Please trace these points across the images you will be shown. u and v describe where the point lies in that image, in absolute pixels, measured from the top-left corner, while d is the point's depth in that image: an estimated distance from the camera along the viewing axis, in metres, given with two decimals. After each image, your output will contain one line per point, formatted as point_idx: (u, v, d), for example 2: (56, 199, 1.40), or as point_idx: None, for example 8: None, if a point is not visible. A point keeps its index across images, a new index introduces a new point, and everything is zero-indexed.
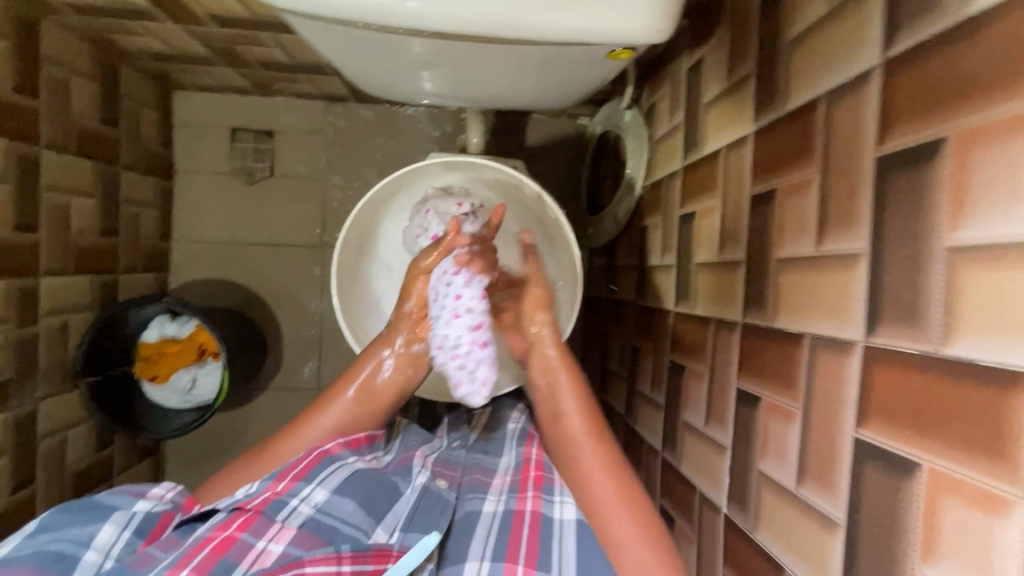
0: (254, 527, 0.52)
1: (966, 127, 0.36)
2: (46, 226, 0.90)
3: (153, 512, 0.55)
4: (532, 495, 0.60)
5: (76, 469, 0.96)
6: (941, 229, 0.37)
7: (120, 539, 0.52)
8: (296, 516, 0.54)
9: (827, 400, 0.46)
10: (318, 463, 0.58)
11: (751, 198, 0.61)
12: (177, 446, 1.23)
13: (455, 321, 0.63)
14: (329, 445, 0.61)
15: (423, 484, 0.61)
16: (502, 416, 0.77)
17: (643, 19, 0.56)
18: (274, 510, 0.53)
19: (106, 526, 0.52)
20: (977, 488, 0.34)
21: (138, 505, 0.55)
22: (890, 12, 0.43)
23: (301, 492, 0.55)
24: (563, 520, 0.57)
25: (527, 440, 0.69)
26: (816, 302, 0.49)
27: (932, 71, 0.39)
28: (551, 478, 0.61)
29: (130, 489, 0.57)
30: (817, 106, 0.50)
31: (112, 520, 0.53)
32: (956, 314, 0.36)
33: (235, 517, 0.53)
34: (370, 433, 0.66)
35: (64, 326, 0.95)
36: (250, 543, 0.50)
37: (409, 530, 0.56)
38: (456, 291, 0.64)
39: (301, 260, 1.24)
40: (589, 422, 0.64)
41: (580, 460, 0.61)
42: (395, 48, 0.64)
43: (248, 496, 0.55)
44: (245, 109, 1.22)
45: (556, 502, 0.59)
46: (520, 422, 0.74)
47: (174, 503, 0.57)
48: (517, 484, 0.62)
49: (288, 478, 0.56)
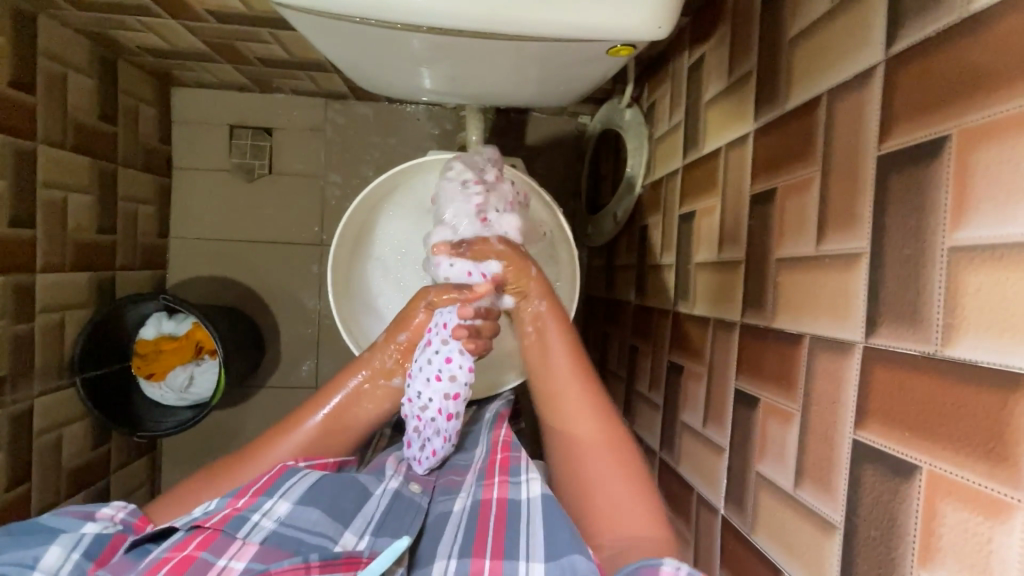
0: (214, 545, 0.51)
1: (970, 124, 0.35)
2: (42, 223, 0.90)
3: (103, 533, 0.53)
4: (499, 480, 0.61)
5: (71, 467, 0.96)
6: (944, 228, 0.36)
7: (69, 561, 0.50)
8: (258, 532, 0.53)
9: (826, 402, 0.46)
10: (281, 476, 0.57)
11: (751, 197, 0.60)
12: (173, 444, 1.23)
13: (431, 386, 0.62)
14: (290, 462, 0.60)
15: (393, 489, 0.60)
16: (483, 408, 0.80)
17: (643, 16, 0.56)
18: (234, 527, 0.53)
19: (52, 549, 0.50)
20: (978, 491, 0.33)
21: (87, 526, 0.53)
22: (892, 9, 0.42)
23: (262, 506, 0.55)
24: (529, 497, 0.57)
25: (498, 424, 0.71)
26: (815, 302, 0.48)
27: (934, 68, 0.38)
28: (516, 460, 0.63)
29: (78, 510, 0.55)
30: (818, 105, 0.50)
31: (59, 541, 0.51)
32: (958, 314, 0.35)
33: (194, 535, 0.52)
34: (337, 460, 0.65)
35: (61, 323, 0.94)
36: (209, 562, 0.50)
37: (379, 535, 0.55)
38: (444, 354, 0.62)
39: (300, 258, 1.23)
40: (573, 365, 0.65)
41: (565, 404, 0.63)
42: (393, 43, 0.63)
43: (206, 514, 0.54)
44: (244, 106, 1.21)
45: (522, 482, 0.60)
46: (494, 411, 0.76)
47: (125, 524, 0.55)
48: (485, 471, 0.63)
49: (248, 493, 0.55)
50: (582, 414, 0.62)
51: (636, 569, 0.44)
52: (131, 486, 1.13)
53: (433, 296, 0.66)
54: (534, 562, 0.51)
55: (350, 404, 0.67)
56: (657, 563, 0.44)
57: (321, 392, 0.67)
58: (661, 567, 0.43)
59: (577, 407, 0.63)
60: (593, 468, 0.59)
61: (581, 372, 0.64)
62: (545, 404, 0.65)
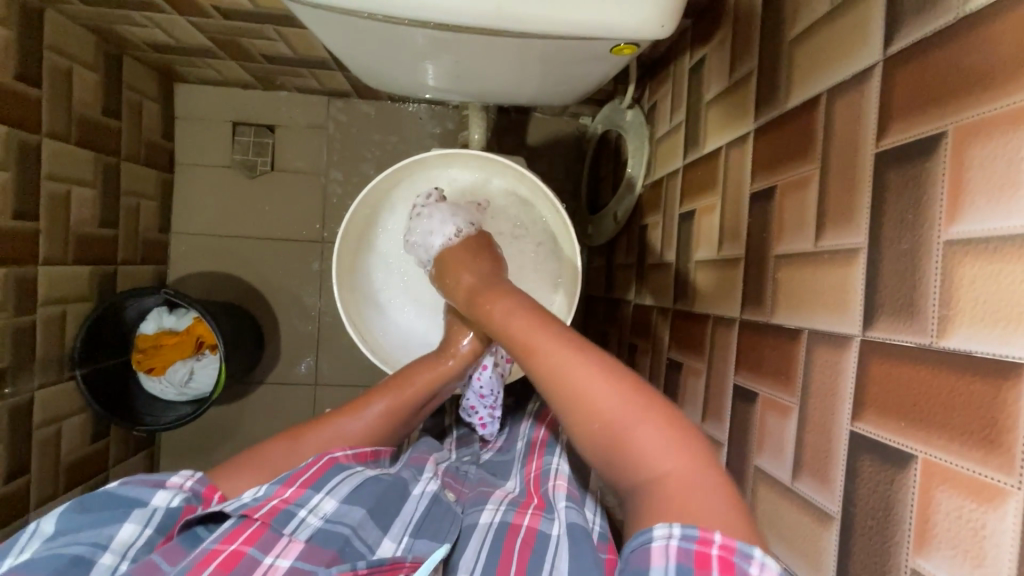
0: (261, 541, 0.50)
1: (965, 121, 0.36)
2: (45, 217, 0.90)
3: (173, 507, 0.52)
4: (532, 512, 0.58)
5: (70, 460, 0.95)
6: (938, 224, 0.37)
7: (143, 537, 0.50)
8: (304, 528, 0.52)
9: (823, 396, 0.47)
10: (328, 471, 0.56)
11: (750, 195, 0.61)
12: (171, 439, 1.22)
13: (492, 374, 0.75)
14: (337, 453, 0.59)
15: (432, 491, 0.59)
16: (515, 433, 0.76)
17: (648, 14, 0.57)
18: (282, 522, 0.51)
19: (126, 526, 0.50)
20: (971, 478, 0.34)
21: (158, 498, 0.52)
22: (890, 10, 0.43)
23: (309, 501, 0.53)
24: (559, 534, 0.55)
25: (531, 456, 0.69)
26: (814, 298, 0.49)
27: (929, 68, 0.39)
28: (549, 490, 0.60)
29: (147, 478, 0.54)
30: (818, 104, 0.51)
31: (133, 519, 0.51)
32: (953, 306, 0.36)
33: (243, 527, 0.51)
34: (376, 448, 0.63)
35: (62, 316, 0.94)
36: (256, 559, 0.48)
37: (417, 537, 0.54)
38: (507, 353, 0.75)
39: (301, 255, 1.24)
40: (534, 316, 0.56)
41: (543, 351, 0.52)
42: (399, 39, 0.64)
43: (256, 501, 0.53)
44: (248, 103, 1.22)
45: (556, 518, 0.57)
46: (526, 437, 0.72)
47: (194, 493, 0.54)
48: (520, 501, 0.60)
49: (296, 485, 0.54)
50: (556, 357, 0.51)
51: (630, 551, 0.39)
52: None
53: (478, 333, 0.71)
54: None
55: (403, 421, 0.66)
56: (647, 539, 0.39)
57: (369, 395, 0.65)
58: (652, 544, 0.38)
59: (555, 358, 0.51)
60: (601, 416, 0.47)
61: (545, 322, 0.55)
62: (522, 358, 0.54)
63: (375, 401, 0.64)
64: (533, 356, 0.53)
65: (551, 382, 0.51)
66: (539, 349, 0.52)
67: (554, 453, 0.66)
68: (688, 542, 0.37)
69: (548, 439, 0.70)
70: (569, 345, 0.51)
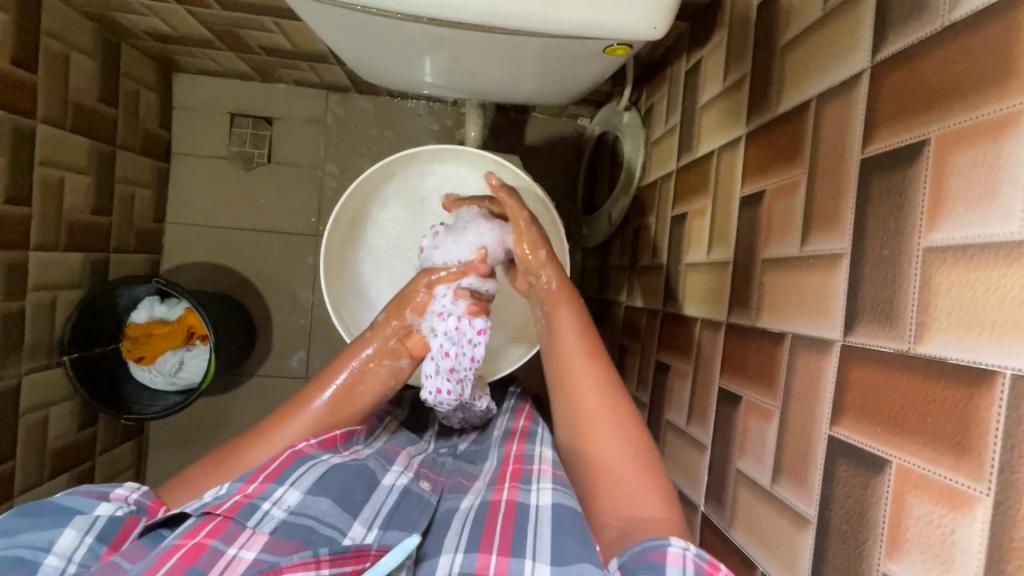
0: (224, 533, 0.49)
1: (948, 130, 0.36)
2: (39, 202, 0.90)
3: (117, 515, 0.52)
4: (509, 485, 0.58)
5: (57, 447, 0.95)
6: (919, 230, 0.38)
7: (82, 544, 0.50)
8: (268, 521, 0.51)
9: (805, 399, 0.47)
10: (291, 463, 0.56)
11: (741, 199, 0.61)
12: (160, 429, 1.22)
13: (452, 392, 0.67)
14: (301, 445, 0.59)
15: (403, 485, 0.59)
16: (490, 427, 0.76)
17: (641, 16, 0.57)
18: (245, 515, 0.51)
19: (66, 531, 0.50)
20: (942, 484, 0.34)
21: (101, 508, 0.52)
22: (878, 19, 0.43)
23: (273, 494, 0.53)
24: (537, 505, 0.54)
25: (510, 439, 0.69)
26: (798, 302, 0.49)
27: (914, 76, 0.39)
28: (530, 470, 0.60)
29: (92, 491, 0.54)
30: (807, 109, 0.51)
31: (73, 524, 0.50)
32: (930, 312, 0.36)
33: (205, 522, 0.50)
34: (347, 430, 0.64)
35: (51, 302, 0.94)
36: (220, 549, 0.48)
37: (387, 529, 0.54)
38: (438, 384, 0.67)
39: (295, 248, 1.23)
40: (591, 357, 0.61)
41: (583, 399, 0.58)
42: (394, 33, 0.64)
43: (217, 499, 0.53)
44: (245, 94, 1.22)
45: (532, 490, 0.56)
46: (505, 428, 0.72)
47: (139, 506, 0.55)
48: (496, 478, 0.61)
49: (259, 480, 0.54)
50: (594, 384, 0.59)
51: (643, 548, 0.43)
52: (116, 469, 1.12)
53: (434, 276, 0.69)
54: (541, 561, 0.48)
55: (355, 381, 0.65)
56: (663, 543, 0.43)
57: (325, 371, 0.65)
58: (668, 547, 0.43)
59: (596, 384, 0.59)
60: (609, 445, 0.55)
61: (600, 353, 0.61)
62: (564, 399, 0.60)
63: (329, 381, 0.65)
64: (575, 400, 0.59)
65: (581, 402, 0.58)
66: (583, 395, 0.59)
67: (536, 441, 0.65)
68: (701, 560, 0.42)
69: (528, 429, 0.69)
70: (609, 399, 0.58)
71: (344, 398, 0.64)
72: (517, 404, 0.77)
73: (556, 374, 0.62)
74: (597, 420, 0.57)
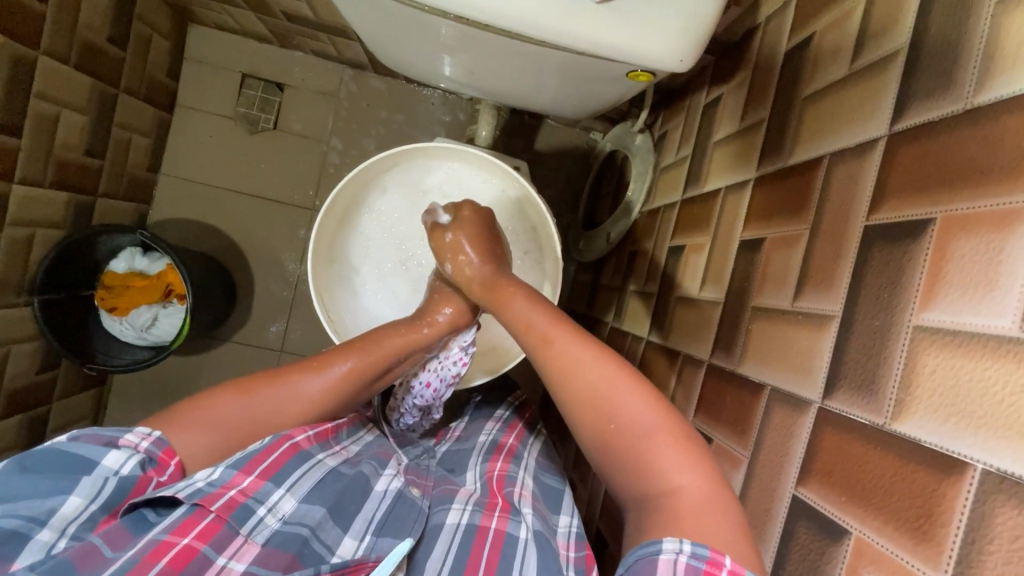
0: (216, 539, 0.46)
1: (954, 213, 0.36)
2: (29, 135, 0.88)
3: (130, 474, 0.47)
4: (498, 514, 0.57)
5: (13, 387, 0.92)
6: (912, 307, 0.38)
7: (85, 511, 0.45)
8: (262, 530, 0.49)
9: (773, 455, 0.47)
10: (289, 461, 0.54)
11: (740, 242, 0.61)
12: (124, 382, 1.20)
13: (435, 392, 0.71)
14: (299, 438, 0.56)
15: (397, 489, 0.57)
16: (477, 427, 0.74)
17: (672, 45, 0.56)
18: (239, 519, 0.48)
19: (70, 497, 0.45)
20: (899, 565, 0.35)
21: (112, 459, 0.47)
22: (900, 89, 0.43)
23: (269, 498, 0.50)
24: (528, 539, 0.55)
25: (494, 455, 0.67)
26: (781, 356, 0.49)
27: (930, 153, 0.39)
28: (513, 496, 0.60)
29: (98, 436, 0.49)
30: (819, 165, 0.50)
31: (80, 489, 0.45)
32: (911, 391, 0.36)
33: (196, 518, 0.47)
34: (336, 424, 0.62)
35: (29, 239, 0.91)
36: (210, 559, 0.45)
37: (380, 535, 0.53)
38: (429, 381, 0.70)
39: (288, 218, 1.21)
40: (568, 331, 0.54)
41: (572, 376, 0.52)
42: (418, 23, 0.63)
43: (211, 488, 0.49)
44: (259, 56, 1.19)
45: (522, 522, 0.56)
46: (491, 439, 0.71)
47: (149, 457, 0.50)
48: (484, 502, 0.59)
49: (255, 474, 0.51)
50: (579, 359, 0.52)
51: (636, 560, 0.42)
52: (73, 416, 1.10)
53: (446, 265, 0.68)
54: None
55: (391, 365, 0.64)
56: (655, 551, 0.41)
57: (354, 346, 0.62)
58: (660, 556, 0.40)
59: (580, 358, 0.52)
60: (624, 419, 0.49)
61: (567, 321, 0.55)
62: (554, 384, 0.53)
63: (344, 359, 0.60)
64: (569, 385, 0.52)
65: (569, 383, 0.52)
66: (576, 379, 0.51)
67: (520, 465, 0.66)
68: (699, 561, 0.39)
69: (515, 448, 0.69)
70: (607, 375, 0.51)
71: (364, 379, 0.61)
72: (509, 418, 0.76)
73: (548, 367, 0.54)
74: (598, 396, 0.50)
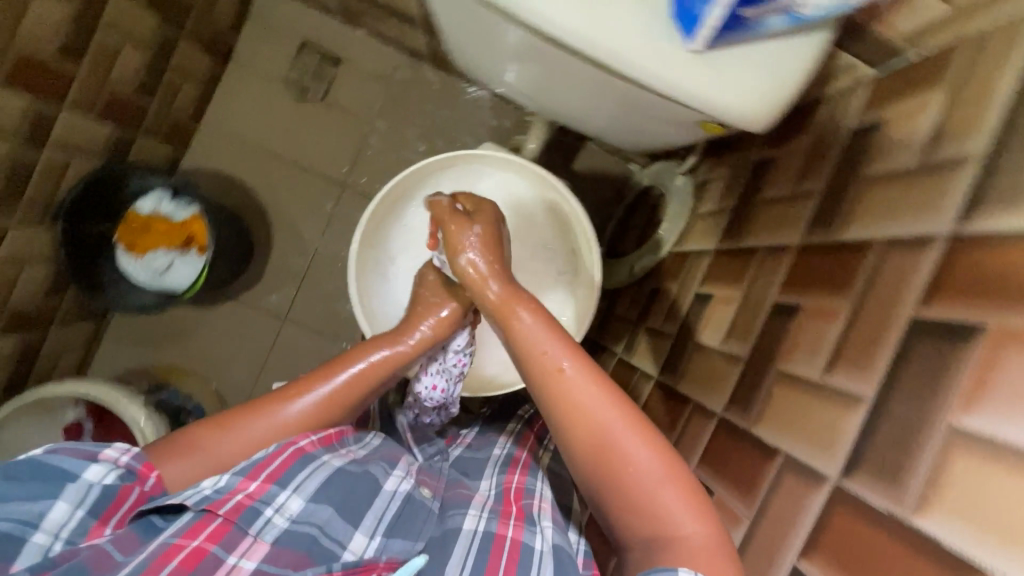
0: (225, 539, 0.48)
1: (1008, 326, 0.37)
2: (87, 63, 0.88)
3: (111, 486, 0.48)
4: (514, 523, 0.56)
5: (18, 306, 0.92)
6: (951, 407, 0.38)
7: (73, 518, 0.46)
8: (270, 529, 0.50)
9: (779, 521, 0.48)
10: (293, 464, 0.54)
11: (773, 304, 0.61)
12: (124, 321, 1.19)
13: (444, 391, 0.72)
14: (303, 442, 0.56)
15: (406, 491, 0.58)
16: (489, 440, 0.74)
17: (747, 103, 0.57)
18: (247, 521, 0.49)
19: (58, 504, 0.46)
20: None
21: (92, 472, 0.48)
22: (969, 193, 0.44)
23: (275, 500, 0.51)
24: (547, 550, 0.53)
25: (511, 468, 0.66)
26: (802, 425, 0.49)
27: (991, 263, 0.40)
28: (531, 507, 0.59)
29: (79, 449, 0.49)
30: (870, 248, 0.51)
31: (67, 496, 0.47)
32: (939, 490, 0.37)
33: (205, 521, 0.49)
34: (341, 430, 0.61)
35: (63, 167, 0.92)
36: (220, 558, 0.47)
37: (390, 537, 0.53)
38: (432, 382, 0.70)
39: (318, 190, 1.21)
40: (583, 367, 0.53)
41: (585, 416, 0.51)
42: (499, 31, 0.63)
43: (218, 494, 0.50)
44: (321, 27, 1.20)
45: (538, 533, 0.55)
46: (506, 450, 0.71)
47: (130, 469, 0.50)
48: (499, 510, 0.58)
49: (260, 478, 0.52)
50: (592, 400, 0.51)
51: None
52: (66, 345, 1.09)
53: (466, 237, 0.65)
54: None
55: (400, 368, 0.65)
56: None
57: (366, 346, 0.64)
58: None
59: (592, 398, 0.51)
60: (635, 464, 0.48)
61: (580, 355, 0.54)
62: (563, 420, 0.51)
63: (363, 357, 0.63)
64: (581, 424, 0.51)
65: (582, 422, 0.51)
66: (591, 418, 0.50)
67: (538, 477, 0.65)
68: None
69: (530, 461, 0.68)
70: (620, 419, 0.50)
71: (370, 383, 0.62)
72: (520, 433, 0.76)
73: (555, 403, 0.52)
74: (611, 439, 0.49)
